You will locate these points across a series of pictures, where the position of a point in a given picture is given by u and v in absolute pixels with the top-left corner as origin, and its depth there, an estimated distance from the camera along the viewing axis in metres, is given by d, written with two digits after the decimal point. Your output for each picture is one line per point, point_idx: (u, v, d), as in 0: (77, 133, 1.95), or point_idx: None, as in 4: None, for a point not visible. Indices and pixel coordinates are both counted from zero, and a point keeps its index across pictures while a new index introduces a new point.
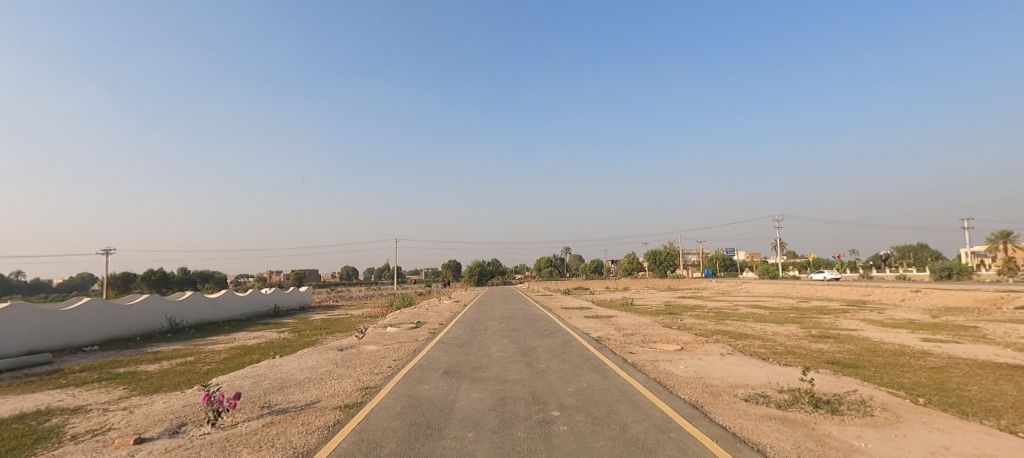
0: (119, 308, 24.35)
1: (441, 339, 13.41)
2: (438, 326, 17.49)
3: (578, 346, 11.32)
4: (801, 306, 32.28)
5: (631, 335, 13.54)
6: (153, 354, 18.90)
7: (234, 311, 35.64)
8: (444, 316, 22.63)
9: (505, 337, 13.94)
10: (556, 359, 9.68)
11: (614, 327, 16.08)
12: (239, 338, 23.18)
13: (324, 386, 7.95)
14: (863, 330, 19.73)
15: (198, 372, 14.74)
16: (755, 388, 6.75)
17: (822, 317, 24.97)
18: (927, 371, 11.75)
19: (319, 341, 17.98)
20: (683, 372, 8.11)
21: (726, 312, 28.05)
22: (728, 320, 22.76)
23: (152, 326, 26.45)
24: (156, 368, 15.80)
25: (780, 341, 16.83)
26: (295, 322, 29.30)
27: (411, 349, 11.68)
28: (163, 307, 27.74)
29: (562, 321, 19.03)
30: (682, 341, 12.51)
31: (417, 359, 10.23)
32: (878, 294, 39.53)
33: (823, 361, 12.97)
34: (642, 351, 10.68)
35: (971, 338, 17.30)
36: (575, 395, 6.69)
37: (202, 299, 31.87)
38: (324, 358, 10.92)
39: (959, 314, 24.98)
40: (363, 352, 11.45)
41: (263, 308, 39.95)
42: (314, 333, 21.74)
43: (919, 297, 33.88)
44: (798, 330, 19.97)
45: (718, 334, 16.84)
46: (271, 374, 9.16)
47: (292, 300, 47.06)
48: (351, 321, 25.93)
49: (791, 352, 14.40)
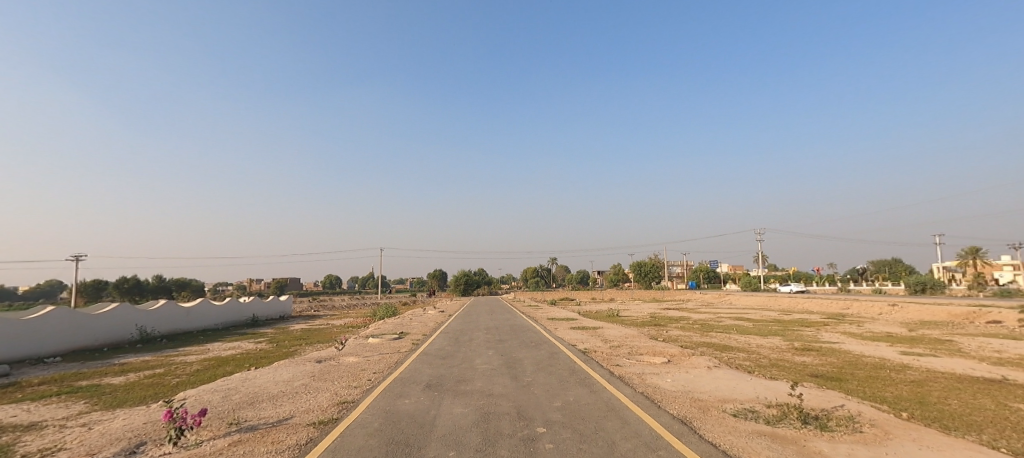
0: (87, 317, 23.39)
1: (424, 350, 13.10)
2: (421, 337, 17.14)
3: (565, 358, 11.13)
4: (783, 319, 32.64)
5: (617, 347, 13.41)
6: (120, 366, 18.13)
7: (210, 321, 34.61)
8: (428, 326, 22.25)
9: (491, 348, 13.69)
10: (542, 372, 9.47)
11: (600, 339, 15.94)
12: (213, 349, 22.42)
13: (299, 401, 7.62)
14: (844, 343, 19.95)
15: (167, 384, 14.15)
16: (744, 403, 6.65)
17: (804, 330, 25.22)
18: (908, 384, 11.85)
19: (297, 352, 17.46)
20: (671, 385, 7.98)
21: (710, 324, 28.18)
22: (712, 332, 22.82)
23: (122, 335, 25.50)
24: (122, 381, 15.13)
25: (764, 353, 16.90)
26: (273, 332, 28.52)
27: (393, 361, 11.35)
28: (134, 316, 26.75)
29: (548, 332, 18.84)
30: (668, 353, 12.43)
31: (399, 371, 9.92)
32: (858, 307, 40.20)
33: (807, 374, 13.00)
34: (629, 363, 10.55)
35: (948, 352, 17.59)
36: (562, 410, 6.49)
37: (176, 308, 30.90)
38: (301, 370, 10.53)
39: (936, 328, 25.46)
40: (342, 364, 11.08)
41: (240, 317, 38.92)
42: (293, 344, 21.14)
43: (896, 311, 34.55)
44: (782, 342, 20.08)
45: (703, 346, 16.83)
46: (243, 388, 8.77)
47: (272, 309, 45.99)
48: (332, 331, 25.35)
49: (775, 365, 14.43)
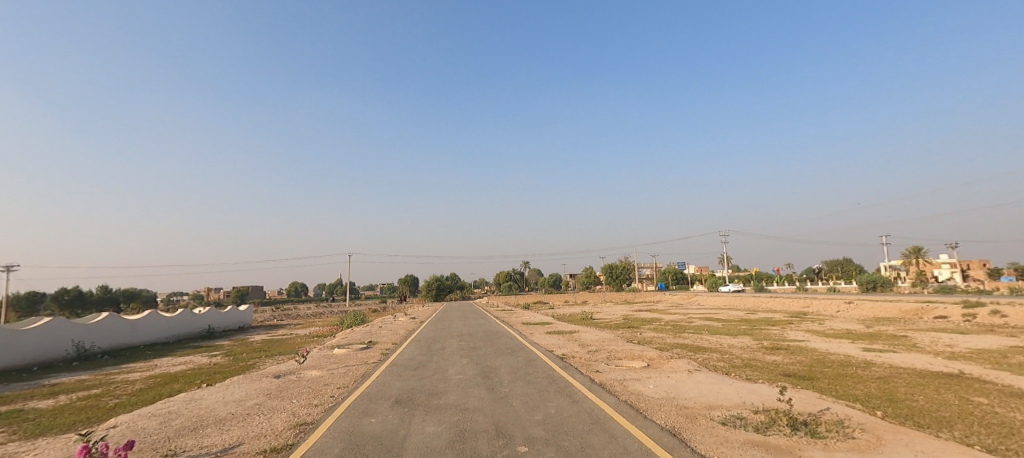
0: (14, 334, 21.35)
1: (394, 361, 12.40)
2: (390, 346, 16.36)
3: (543, 366, 10.69)
4: (750, 318, 33.38)
5: (595, 352, 13.10)
6: (51, 387, 16.49)
7: (160, 334, 32.42)
8: (397, 334, 21.44)
9: (465, 357, 13.11)
10: (520, 381, 9.00)
11: (576, 344, 15.65)
12: (161, 365, 20.85)
13: (250, 425, 6.88)
14: (809, 341, 20.40)
15: (103, 407, 12.87)
16: (731, 410, 6.37)
17: (771, 329, 25.76)
18: (876, 381, 12.05)
19: (254, 366, 16.37)
20: (654, 392, 7.65)
21: (681, 325, 28.40)
22: (684, 333, 22.98)
23: (56, 353, 23.44)
24: (51, 405, 13.67)
25: (736, 353, 17.02)
26: (230, 344, 26.91)
27: (359, 374, 10.62)
28: (70, 331, 24.65)
29: (523, 337, 18.41)
30: (646, 357, 12.21)
31: (366, 385, 9.24)
32: (817, 306, 41.67)
33: (780, 374, 13.05)
34: (609, 369, 10.22)
35: (906, 347, 18.22)
36: (543, 425, 6.06)
37: (120, 321, 28.73)
38: (255, 387, 9.67)
39: (891, 324, 26.49)
40: (303, 379, 10.27)
41: (194, 329, 36.67)
42: (251, 357, 19.90)
43: (852, 308, 35.94)
44: (752, 342, 20.32)
45: (677, 348, 16.80)
46: (187, 411, 7.92)
47: (230, 320, 43.70)
48: (295, 342, 24.09)
49: (749, 365, 14.46)
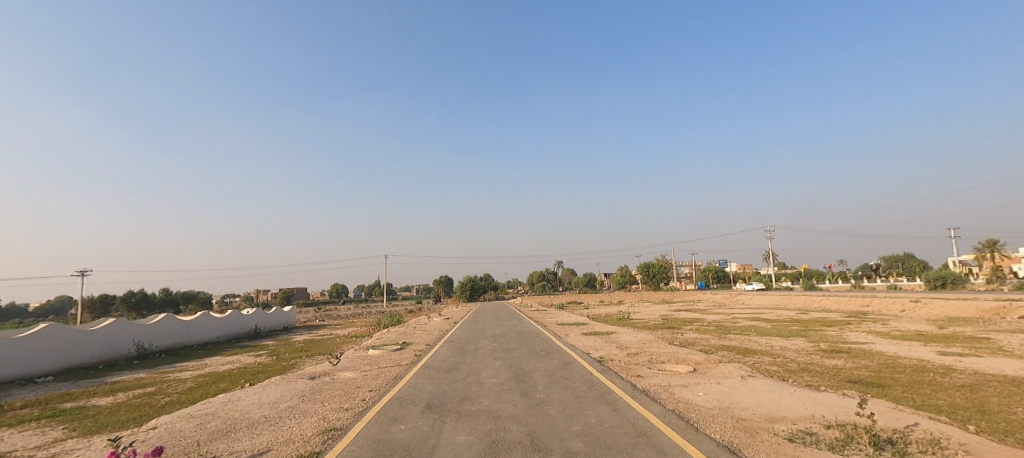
0: (81, 334, 22.67)
1: (426, 363, 12.14)
2: (424, 347, 16.19)
3: (580, 369, 10.11)
4: (803, 318, 31.31)
5: (635, 355, 12.37)
6: (112, 385, 17.30)
7: (211, 334, 33.82)
8: (433, 335, 21.33)
9: (498, 359, 12.69)
10: (556, 386, 8.47)
11: (616, 345, 14.93)
12: (211, 364, 21.59)
13: (281, 429, 6.69)
14: (873, 343, 18.76)
15: (155, 405, 13.27)
16: (797, 424, 5.63)
17: (827, 330, 23.98)
18: (959, 390, 10.73)
19: (295, 366, 16.58)
20: (704, 401, 6.95)
21: (727, 326, 26.92)
22: (731, 335, 21.71)
23: (119, 351, 24.77)
24: (109, 402, 14.27)
25: (790, 357, 15.80)
26: (275, 344, 27.71)
27: (392, 376, 10.38)
28: (131, 330, 25.97)
29: (559, 338, 17.82)
30: (693, 360, 11.37)
31: (397, 388, 8.97)
32: (877, 305, 38.77)
33: (844, 380, 11.89)
34: (652, 374, 9.52)
35: (988, 351, 16.37)
36: (583, 437, 5.52)
37: (175, 321, 30.11)
38: (290, 389, 9.58)
39: (967, 325, 24.10)
40: (336, 381, 10.14)
41: (242, 329, 38.12)
42: (292, 357, 20.26)
43: (919, 307, 33.14)
44: (807, 345, 18.86)
45: (725, 350, 15.75)
46: (222, 413, 7.84)
47: (276, 321, 45.24)
48: (335, 342, 24.44)
49: (806, 370, 13.29)
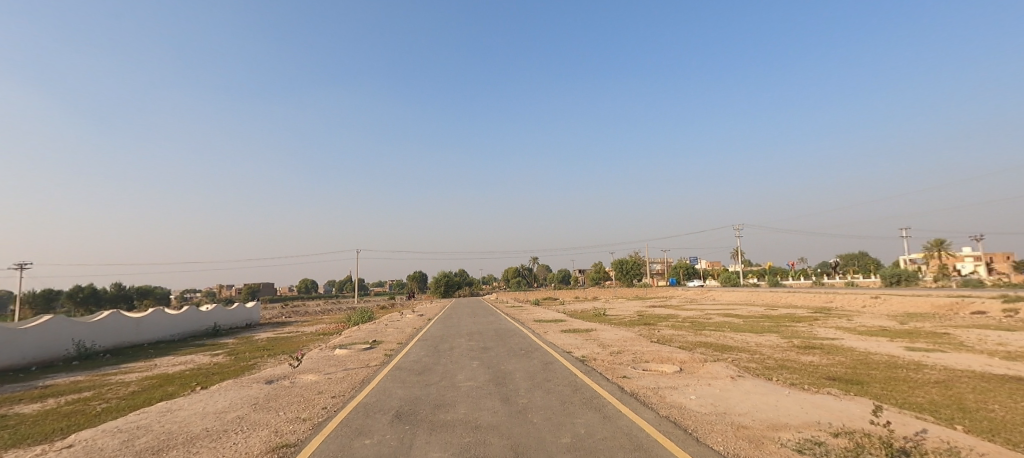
0: (12, 333, 20.71)
1: (397, 364, 11.35)
2: (395, 346, 15.35)
3: (563, 370, 9.56)
4: (772, 314, 31.87)
5: (618, 354, 11.93)
6: (43, 390, 15.67)
7: (165, 332, 31.77)
8: (404, 333, 20.46)
9: (475, 359, 12.00)
10: (539, 390, 7.86)
11: (595, 343, 14.51)
12: (160, 364, 20.06)
13: (224, 447, 5.83)
14: (843, 339, 19.01)
15: (89, 413, 11.96)
16: (802, 432, 5.19)
17: (797, 326, 24.32)
18: (936, 386, 10.74)
19: (253, 367, 15.47)
20: (699, 406, 6.48)
21: (700, 322, 27.03)
22: (705, 331, 21.67)
23: (57, 351, 22.80)
24: (38, 409, 12.86)
25: (767, 353, 15.76)
26: (234, 343, 26.17)
27: (359, 380, 9.54)
28: (71, 329, 23.98)
29: (536, 336, 17.30)
30: (677, 359, 10.98)
31: (364, 394, 8.17)
32: (840, 301, 39.98)
33: (823, 377, 11.76)
34: (638, 375, 9.05)
35: (952, 346, 16.79)
36: (573, 451, 4.93)
37: (123, 319, 28.06)
38: (242, 396, 8.62)
39: (926, 320, 24.90)
40: (296, 386, 9.25)
41: (199, 327, 36.02)
42: (251, 356, 19.02)
43: (879, 303, 34.35)
44: (781, 341, 18.96)
45: (703, 347, 15.57)
46: (158, 427, 6.89)
47: (237, 317, 43.15)
48: (300, 340, 23.23)
49: (784, 367, 13.17)
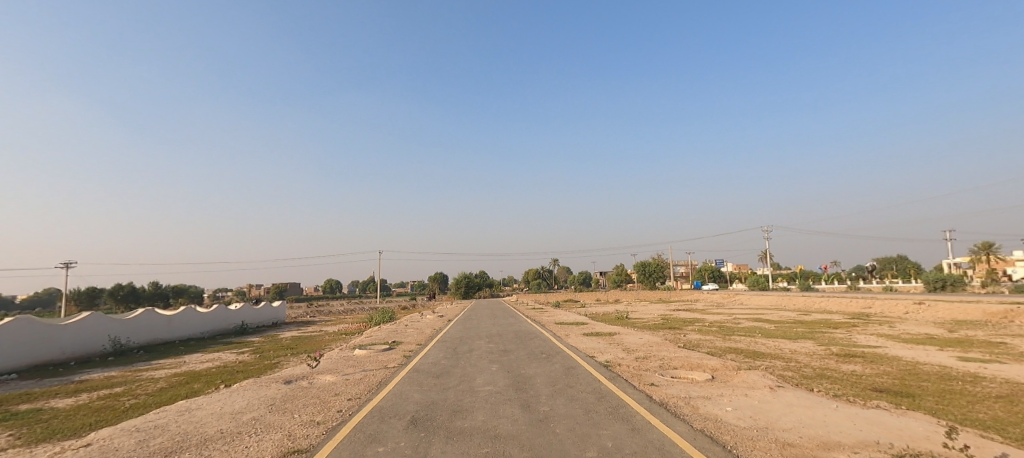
0: (51, 329, 21.40)
1: (416, 366, 11.08)
2: (414, 348, 15.13)
3: (586, 376, 9.10)
4: (806, 319, 30.50)
5: (645, 359, 11.38)
6: (77, 384, 16.09)
7: (194, 329, 32.52)
8: (425, 334, 20.28)
9: (494, 362, 11.64)
10: (561, 397, 7.44)
11: (621, 348, 13.97)
12: (188, 362, 20.40)
13: (235, 451, 5.61)
14: (887, 347, 17.88)
15: (117, 409, 12.11)
16: (860, 453, 4.66)
17: (834, 332, 23.14)
18: (997, 401, 9.84)
19: (275, 366, 15.50)
20: (737, 419, 5.95)
21: (730, 327, 26.02)
22: (736, 336, 20.78)
23: (94, 347, 23.52)
24: (70, 404, 13.10)
25: (804, 361, 14.90)
26: (260, 341, 26.52)
27: (376, 382, 9.30)
28: (106, 325, 24.70)
29: (558, 339, 16.84)
30: (708, 366, 10.38)
31: (381, 397, 7.91)
32: (879, 306, 38.07)
33: (868, 388, 10.94)
34: (667, 382, 8.53)
35: (1009, 357, 15.56)
36: None
37: (155, 316, 28.81)
38: (259, 396, 8.48)
39: (977, 329, 23.31)
40: (313, 387, 9.07)
41: (228, 325, 36.83)
42: (275, 355, 19.14)
43: (923, 309, 32.49)
44: (818, 348, 17.97)
45: (734, 354, 14.83)
46: (174, 427, 6.76)
47: (264, 316, 43.93)
48: (323, 340, 23.34)
49: (824, 377, 12.36)
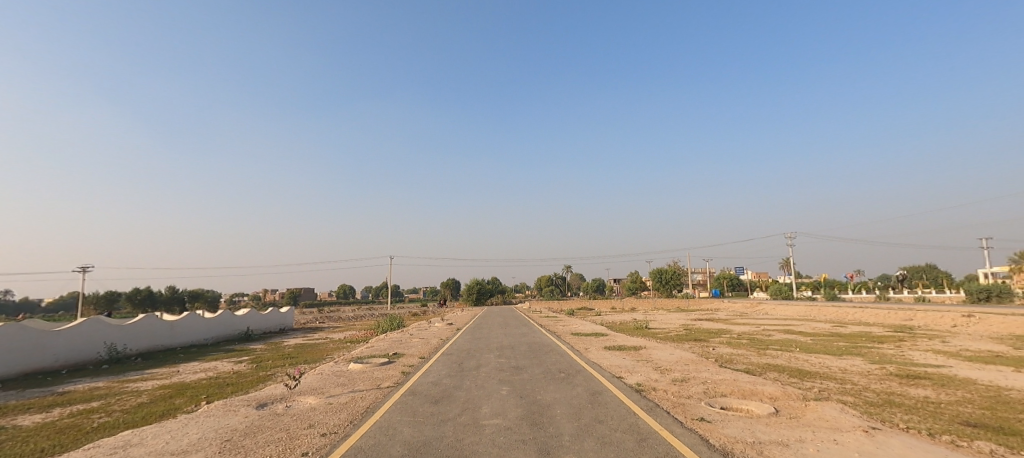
0: (44, 335, 20.36)
1: (413, 388, 9.46)
2: (415, 363, 13.56)
3: (618, 407, 7.39)
4: (844, 332, 28.16)
5: (682, 383, 9.65)
6: (56, 398, 14.81)
7: (197, 336, 31.44)
8: (430, 345, 18.74)
9: (505, 383, 9.99)
10: (590, 439, 5.77)
11: (650, 367, 12.22)
12: (181, 372, 19.12)
13: None
14: (950, 366, 15.76)
15: (81, 429, 10.71)
16: None
17: (881, 348, 20.88)
18: None
19: (264, 380, 14.04)
20: None
21: (761, 340, 23.95)
22: (773, 351, 18.76)
23: (89, 354, 22.43)
24: (38, 422, 11.84)
25: (862, 384, 12.95)
26: (262, 349, 25.24)
27: (363, 409, 7.73)
28: (103, 331, 23.63)
29: (577, 354, 15.12)
30: (764, 394, 8.62)
31: (361, 433, 6.32)
32: (922, 318, 35.45)
33: (957, 422, 8.99)
34: (722, 417, 6.82)
35: None
36: None
37: (155, 322, 27.68)
38: (219, 428, 7.02)
39: None
40: (287, 415, 7.53)
41: (233, 331, 35.72)
42: (269, 366, 17.77)
43: (973, 323, 29.93)
44: (871, 366, 15.93)
45: (781, 373, 12.95)
46: None
47: (272, 322, 42.90)
48: (324, 349, 21.95)
49: (894, 405, 10.41)
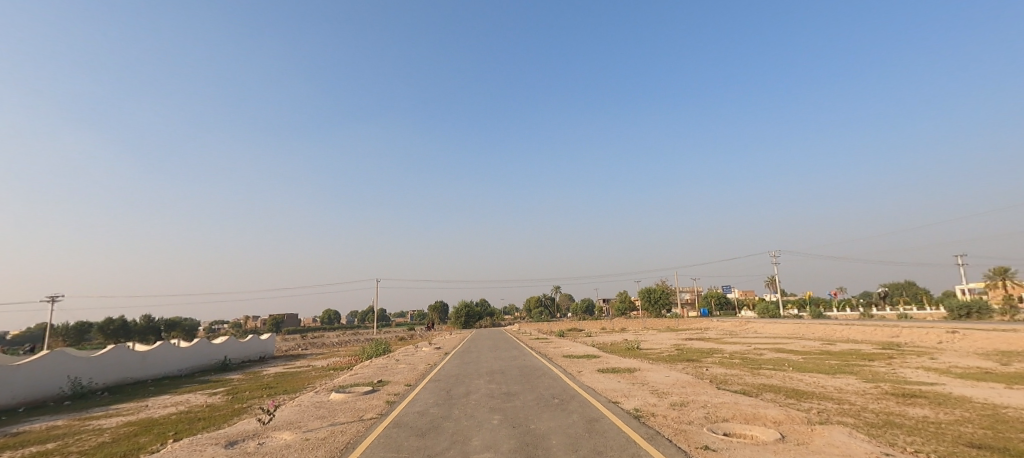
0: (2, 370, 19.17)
1: (398, 419, 8.88)
2: (401, 391, 12.93)
3: (617, 436, 6.96)
4: (835, 350, 28.03)
5: (681, 407, 9.27)
6: (11, 438, 13.78)
7: (171, 366, 30.08)
8: (417, 372, 18.05)
9: (496, 411, 9.49)
10: None
11: (646, 390, 11.81)
12: (151, 406, 18.09)
13: None
14: (944, 384, 15.60)
15: None
16: None
17: (873, 366, 20.73)
18: None
19: (239, 413, 13.25)
20: None
21: (753, 359, 23.69)
22: (767, 370, 18.46)
23: (51, 389, 21.16)
24: None
25: (860, 403, 12.67)
26: (239, 379, 24.16)
27: (342, 444, 7.17)
28: (68, 364, 22.39)
29: (570, 378, 14.62)
30: (765, 418, 8.28)
31: None
32: (909, 335, 35.60)
33: (961, 443, 8.72)
34: (726, 445, 6.43)
35: None
36: None
37: (125, 353, 26.40)
38: None
39: None
40: (257, 454, 6.93)
41: (210, 361, 34.32)
42: (246, 398, 16.88)
43: (960, 339, 30.07)
44: (866, 385, 15.69)
45: (778, 394, 12.63)
46: None
47: (252, 349, 41.43)
48: (305, 378, 21.05)
49: (895, 426, 10.12)
